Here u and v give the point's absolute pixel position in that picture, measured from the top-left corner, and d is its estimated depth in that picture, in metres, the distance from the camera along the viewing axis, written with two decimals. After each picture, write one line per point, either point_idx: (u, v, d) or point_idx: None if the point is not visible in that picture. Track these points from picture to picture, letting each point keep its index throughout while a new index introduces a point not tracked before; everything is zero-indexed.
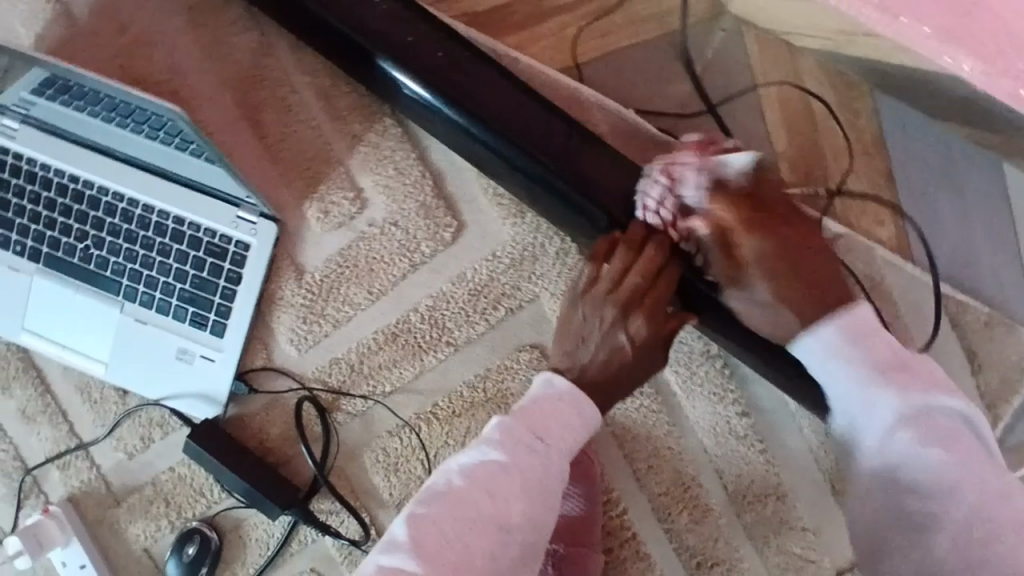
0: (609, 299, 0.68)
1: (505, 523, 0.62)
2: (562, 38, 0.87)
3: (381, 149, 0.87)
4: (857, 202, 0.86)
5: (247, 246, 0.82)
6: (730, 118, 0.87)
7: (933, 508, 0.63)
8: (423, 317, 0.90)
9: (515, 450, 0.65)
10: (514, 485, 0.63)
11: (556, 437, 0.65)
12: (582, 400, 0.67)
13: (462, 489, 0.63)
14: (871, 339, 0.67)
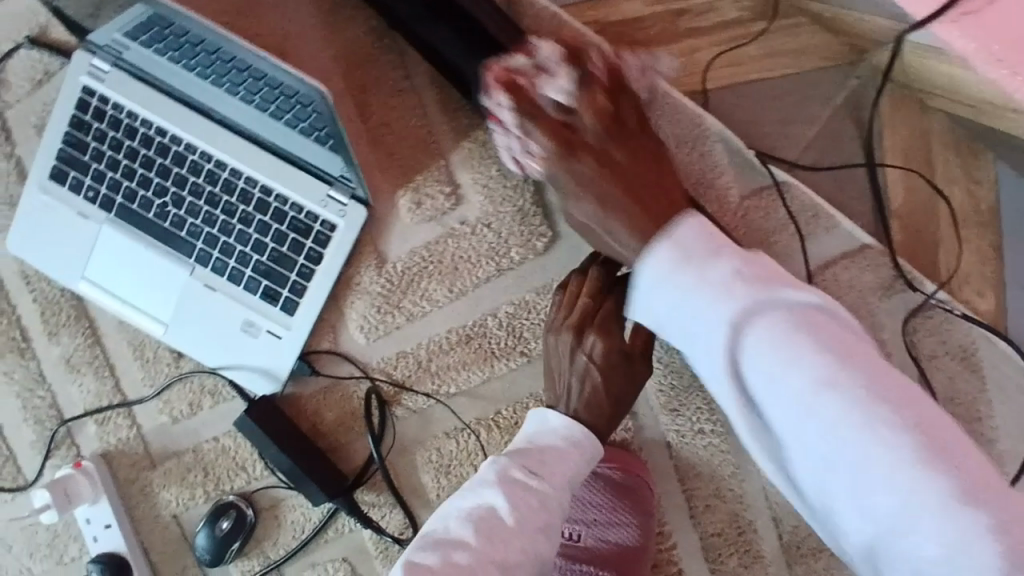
0: (565, 324, 0.79)
1: (507, 562, 0.66)
2: (693, 59, 0.81)
3: (487, 150, 0.85)
4: (958, 275, 0.81)
5: (333, 227, 0.86)
6: (847, 173, 0.81)
7: (884, 519, 0.50)
8: (501, 324, 0.87)
9: (514, 491, 0.69)
10: (515, 525, 0.67)
11: (552, 474, 0.71)
12: (576, 436, 0.75)
13: (463, 534, 0.67)
14: (700, 253, 0.57)
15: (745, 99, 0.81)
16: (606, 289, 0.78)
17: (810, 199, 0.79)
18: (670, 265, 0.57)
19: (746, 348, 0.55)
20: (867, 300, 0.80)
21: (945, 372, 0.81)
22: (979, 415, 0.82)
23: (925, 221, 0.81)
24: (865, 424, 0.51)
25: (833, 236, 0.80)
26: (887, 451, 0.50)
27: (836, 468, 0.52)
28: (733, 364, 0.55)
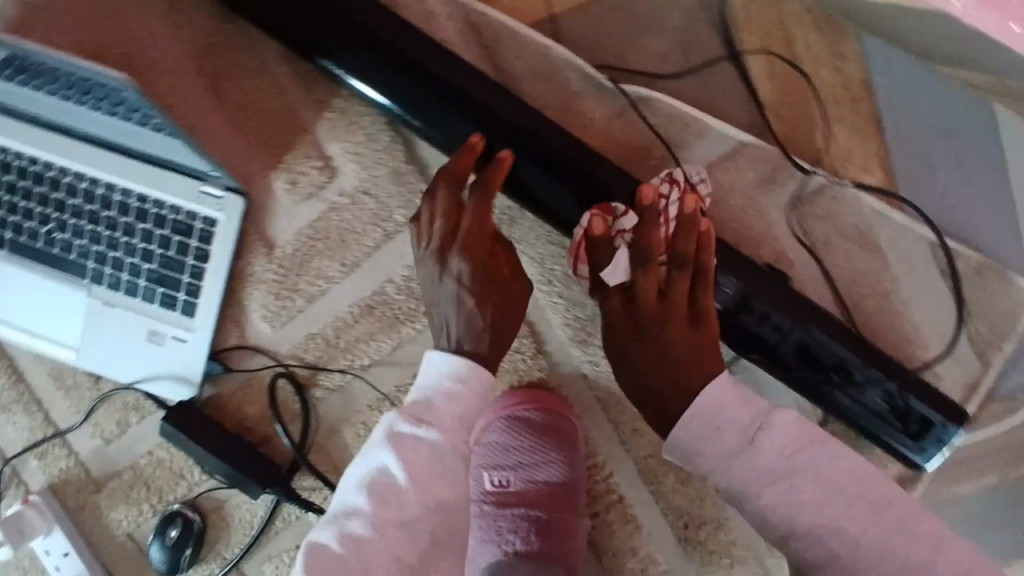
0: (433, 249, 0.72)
1: (408, 521, 0.64)
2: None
3: (349, 116, 0.83)
4: (842, 155, 0.79)
5: (214, 222, 0.85)
6: (710, 73, 0.79)
7: (807, 533, 0.61)
8: (400, 288, 0.86)
9: (405, 448, 0.66)
10: (414, 485, 0.65)
11: (444, 420, 0.67)
12: (467, 372, 0.68)
13: (358, 504, 0.65)
14: (738, 396, 0.64)
15: (592, 17, 0.79)
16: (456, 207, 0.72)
17: (674, 107, 0.78)
18: (711, 411, 0.64)
19: (777, 484, 0.61)
20: (753, 197, 0.79)
21: (844, 256, 0.80)
22: (886, 291, 0.81)
23: (798, 108, 0.79)
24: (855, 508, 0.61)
25: (706, 139, 0.78)
26: None
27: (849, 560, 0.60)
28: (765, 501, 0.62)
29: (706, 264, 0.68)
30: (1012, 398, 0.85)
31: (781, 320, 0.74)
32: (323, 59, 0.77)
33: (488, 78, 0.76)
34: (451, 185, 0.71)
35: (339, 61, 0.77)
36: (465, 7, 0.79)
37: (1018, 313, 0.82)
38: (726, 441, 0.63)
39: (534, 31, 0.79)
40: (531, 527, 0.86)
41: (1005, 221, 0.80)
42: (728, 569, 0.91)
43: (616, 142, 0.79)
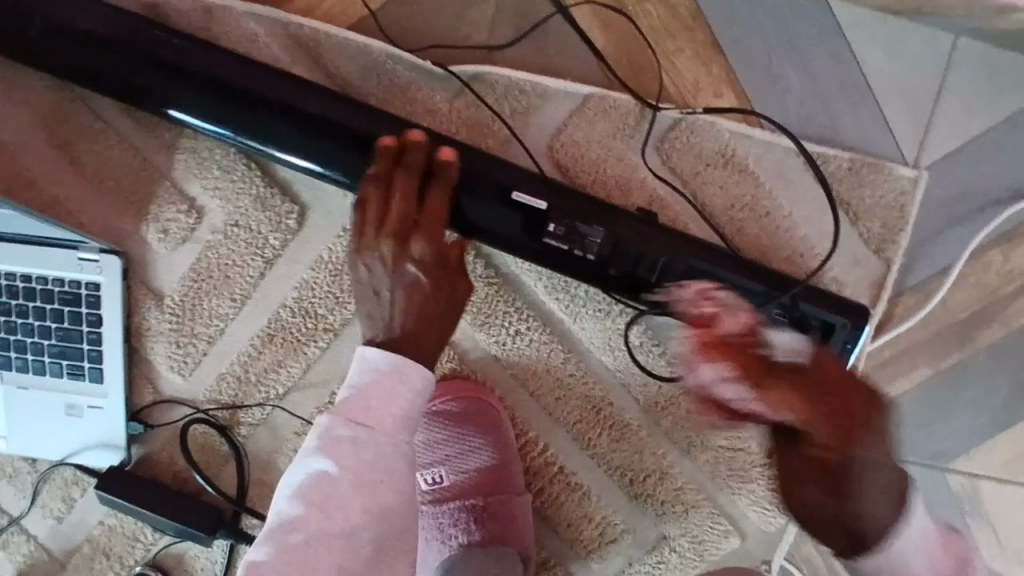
0: (381, 235, 0.67)
1: (350, 528, 0.59)
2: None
3: (200, 154, 0.84)
4: (687, 83, 0.80)
5: (97, 285, 0.84)
6: (542, 32, 0.80)
7: None
8: (293, 311, 0.86)
9: (342, 451, 0.60)
10: (353, 492, 0.59)
11: (382, 419, 0.61)
12: (403, 365, 0.63)
13: (297, 516, 0.59)
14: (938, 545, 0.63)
15: (411, 6, 0.80)
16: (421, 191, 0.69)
17: (509, 75, 0.79)
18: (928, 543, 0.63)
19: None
20: (612, 146, 0.80)
21: (716, 184, 0.81)
22: (767, 210, 0.81)
23: (634, 48, 0.80)
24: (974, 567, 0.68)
25: (549, 102, 0.80)
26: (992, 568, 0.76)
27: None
28: None
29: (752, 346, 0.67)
30: (921, 289, 0.84)
31: (654, 257, 0.74)
32: (168, 108, 0.77)
33: (323, 90, 0.77)
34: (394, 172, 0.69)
35: (182, 106, 0.77)
36: (283, 22, 0.80)
37: (905, 201, 0.81)
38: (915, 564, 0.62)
39: (353, 33, 0.80)
40: (470, 517, 0.89)
41: (871, 113, 0.80)
42: (684, 515, 0.90)
43: (464, 121, 0.80)
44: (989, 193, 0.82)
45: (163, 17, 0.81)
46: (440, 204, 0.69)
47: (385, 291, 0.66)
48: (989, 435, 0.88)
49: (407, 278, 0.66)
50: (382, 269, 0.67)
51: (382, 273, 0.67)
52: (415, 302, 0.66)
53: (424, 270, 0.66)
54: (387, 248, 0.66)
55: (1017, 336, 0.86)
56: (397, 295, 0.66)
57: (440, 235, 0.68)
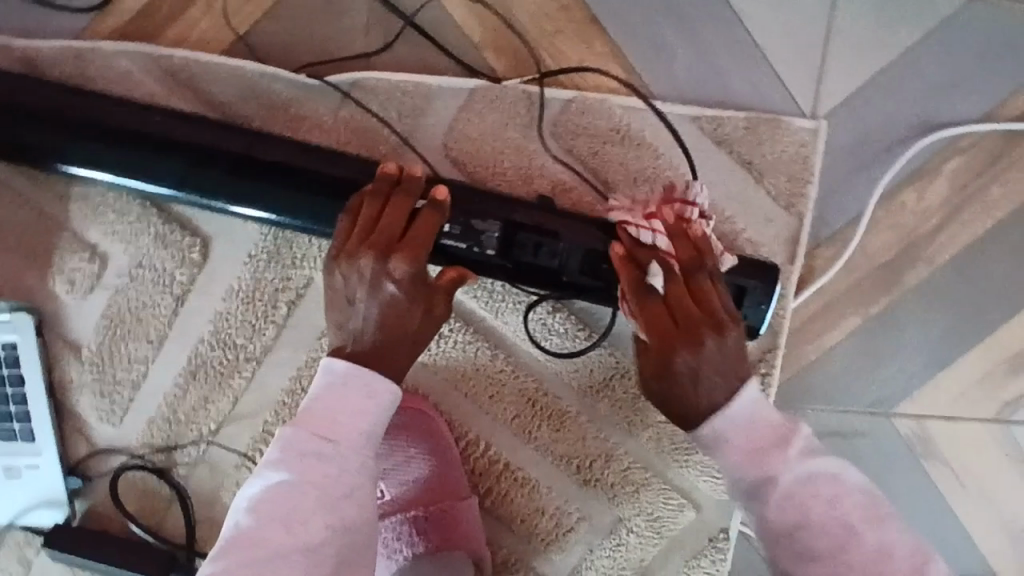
0: (364, 247, 0.65)
1: (311, 545, 0.56)
2: (217, 13, 0.80)
3: (94, 200, 0.83)
4: (570, 63, 0.80)
5: (14, 344, 0.83)
6: (419, 31, 0.80)
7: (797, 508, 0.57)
8: (212, 344, 0.84)
9: (306, 464, 0.58)
10: (313, 505, 0.57)
11: (349, 431, 0.60)
12: (371, 377, 0.62)
13: (255, 532, 0.56)
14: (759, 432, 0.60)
15: (284, 24, 0.80)
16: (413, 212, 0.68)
17: (390, 79, 0.79)
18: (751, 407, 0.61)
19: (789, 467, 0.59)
20: (504, 136, 0.80)
21: (616, 161, 0.80)
22: (671, 179, 0.80)
23: (511, 36, 0.80)
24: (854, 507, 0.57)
25: (435, 101, 0.79)
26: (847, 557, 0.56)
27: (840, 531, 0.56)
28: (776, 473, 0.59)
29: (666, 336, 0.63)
30: (838, 238, 0.83)
31: (552, 243, 0.73)
32: (59, 165, 0.76)
33: (200, 120, 0.76)
34: (387, 193, 0.68)
35: (61, 156, 0.75)
36: (155, 56, 0.79)
37: (807, 153, 0.80)
38: (742, 441, 0.60)
39: (226, 57, 0.80)
40: (412, 529, 0.86)
41: (759, 68, 0.80)
42: (636, 495, 0.89)
43: (353, 131, 0.80)
44: (891, 133, 0.81)
45: (36, 68, 0.80)
46: (433, 228, 0.67)
47: (360, 304, 0.65)
48: (931, 373, 0.86)
49: (384, 295, 0.65)
50: (360, 281, 0.65)
51: (358, 285, 0.65)
52: (383, 319, 0.65)
53: (399, 291, 0.65)
54: (364, 263, 0.65)
55: (944, 273, 0.84)
56: (369, 308, 0.65)
57: (423, 258, 0.66)
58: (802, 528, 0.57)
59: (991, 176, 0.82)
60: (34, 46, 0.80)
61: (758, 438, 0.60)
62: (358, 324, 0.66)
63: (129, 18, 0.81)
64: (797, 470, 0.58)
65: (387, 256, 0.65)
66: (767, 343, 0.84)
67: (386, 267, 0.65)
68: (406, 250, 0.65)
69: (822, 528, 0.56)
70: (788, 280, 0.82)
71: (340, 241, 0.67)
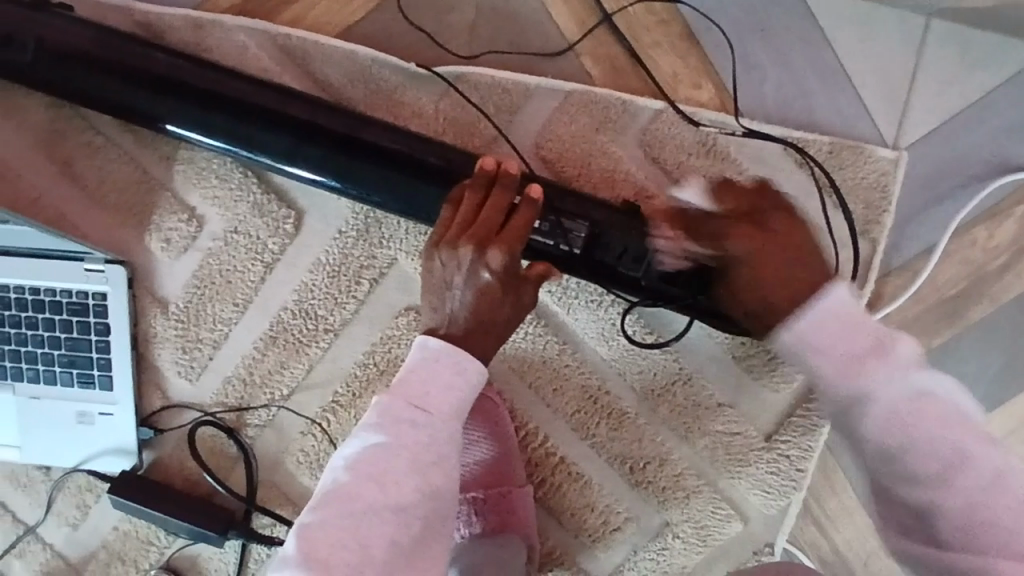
0: (464, 237, 0.66)
1: (402, 505, 0.60)
2: None
3: (198, 165, 0.87)
4: (666, 74, 0.83)
5: (104, 295, 0.86)
6: (523, 31, 0.83)
7: (916, 449, 0.56)
8: (294, 313, 0.88)
9: (400, 431, 0.61)
10: (405, 470, 0.61)
11: (439, 405, 0.62)
12: (461, 356, 0.64)
13: (351, 488, 0.60)
14: (853, 334, 0.59)
15: (395, 14, 0.84)
16: (512, 206, 0.69)
17: (493, 74, 0.83)
18: (844, 313, 0.60)
19: (896, 395, 0.57)
20: (595, 138, 0.83)
21: (699, 172, 0.83)
22: None
23: (611, 43, 0.83)
24: (971, 436, 0.56)
25: (532, 100, 0.83)
26: (968, 513, 0.55)
27: (961, 488, 0.55)
28: (895, 411, 0.57)
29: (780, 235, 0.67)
30: (908, 268, 0.85)
31: (640, 248, 0.76)
32: (165, 124, 0.80)
33: (308, 97, 0.80)
34: (487, 186, 0.70)
35: (178, 120, 0.79)
36: (272, 34, 0.84)
37: (887, 181, 0.82)
38: (831, 353, 0.59)
39: (341, 41, 0.84)
40: (470, 509, 0.90)
41: (847, 96, 0.83)
42: (685, 500, 0.91)
43: (451, 123, 0.84)
44: (968, 169, 0.84)
45: (157, 34, 0.84)
46: (527, 221, 0.68)
47: (456, 290, 0.66)
48: (988, 408, 0.88)
49: (480, 283, 0.66)
50: (458, 268, 0.66)
51: (456, 272, 0.66)
52: (477, 305, 0.66)
53: (495, 279, 0.66)
54: (463, 252, 0.66)
55: (1008, 310, 0.86)
56: (465, 296, 0.66)
57: (517, 250, 0.67)
58: (926, 464, 0.56)
59: None
60: (158, 13, 0.84)
61: (859, 345, 0.59)
62: (453, 306, 0.67)
63: None
64: (908, 386, 0.57)
65: (484, 246, 0.66)
66: None
67: (484, 256, 0.66)
68: (505, 241, 0.66)
69: (952, 467, 0.55)
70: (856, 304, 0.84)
71: (438, 230, 0.69)
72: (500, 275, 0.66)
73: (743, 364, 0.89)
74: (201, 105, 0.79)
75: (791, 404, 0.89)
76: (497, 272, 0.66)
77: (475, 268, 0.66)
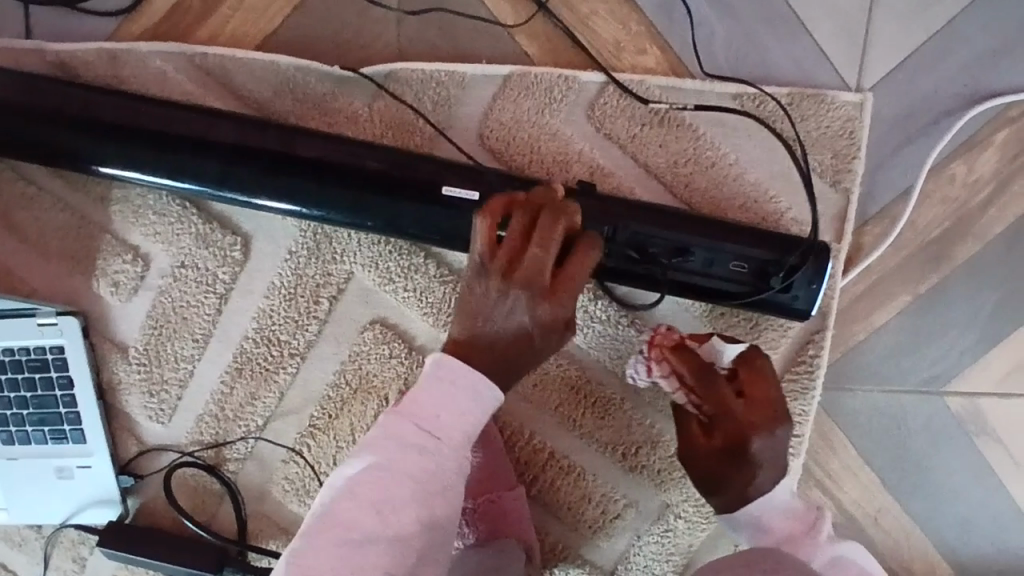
0: (515, 279, 0.61)
1: (402, 533, 0.56)
2: (248, 7, 0.80)
3: (134, 202, 0.83)
4: (607, 43, 0.79)
5: (61, 347, 0.83)
6: (452, 18, 0.79)
7: None
8: (256, 342, 0.85)
9: (407, 455, 0.58)
10: (407, 495, 0.57)
11: (451, 431, 0.59)
12: (480, 384, 0.60)
13: (350, 514, 0.56)
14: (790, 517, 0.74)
15: (315, 17, 0.79)
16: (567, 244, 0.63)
17: (425, 68, 0.78)
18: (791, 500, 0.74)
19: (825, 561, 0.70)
20: (542, 121, 0.79)
21: (655, 143, 0.79)
22: (712, 160, 0.79)
23: (545, 17, 0.78)
24: None
25: (470, 89, 0.79)
26: None
27: None
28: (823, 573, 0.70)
29: (769, 409, 0.73)
30: (886, 215, 0.81)
31: (598, 229, 0.72)
32: (92, 165, 0.76)
33: (236, 117, 0.76)
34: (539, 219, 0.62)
35: (104, 159, 0.75)
36: (189, 54, 0.80)
37: (853, 127, 0.78)
38: (776, 528, 0.73)
39: (261, 51, 0.80)
40: (464, 520, 0.86)
41: (802, 41, 0.78)
42: (683, 480, 0.89)
43: (389, 124, 0.79)
44: (938, 105, 0.79)
45: (71, 72, 0.80)
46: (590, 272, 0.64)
47: (495, 327, 0.62)
48: (983, 350, 0.84)
49: (524, 328, 0.62)
50: (502, 304, 0.62)
51: (501, 311, 0.62)
52: (508, 336, 0.62)
53: (540, 327, 0.62)
54: (514, 293, 0.61)
55: (995, 248, 0.82)
56: (502, 330, 0.63)
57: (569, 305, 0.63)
58: None
59: None
60: (67, 49, 0.80)
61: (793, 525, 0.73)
62: (484, 329, 0.63)
63: (158, 16, 0.81)
64: (830, 552, 0.71)
65: (539, 292, 0.62)
66: (814, 324, 0.83)
67: (537, 307, 0.62)
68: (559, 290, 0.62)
69: None
70: (835, 259, 0.80)
71: (485, 261, 0.62)
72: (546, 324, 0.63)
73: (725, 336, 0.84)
74: (124, 140, 0.75)
75: (779, 370, 0.85)
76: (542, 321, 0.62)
77: (522, 314, 0.62)
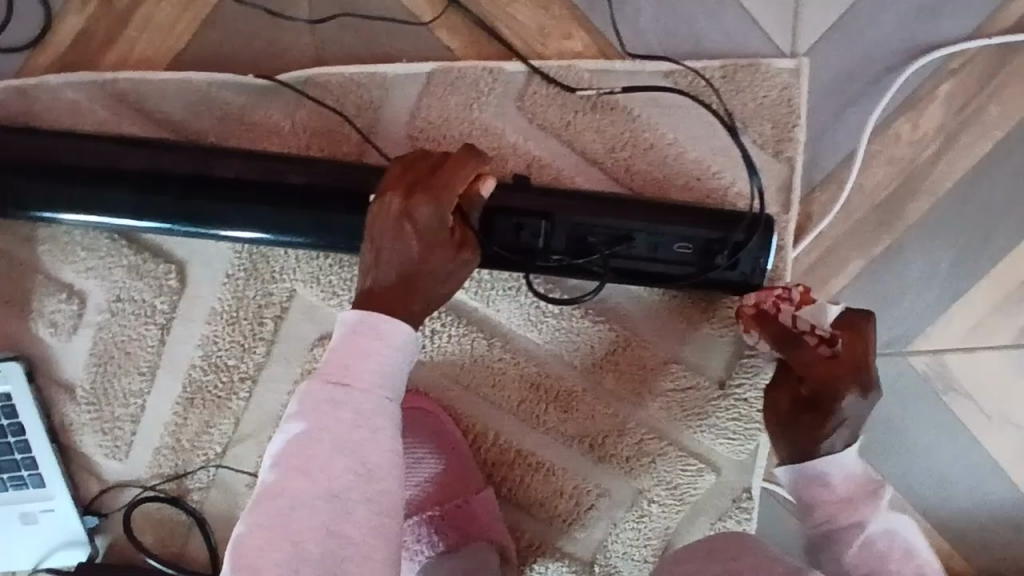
0: (392, 190, 0.60)
1: (335, 489, 0.50)
2: (155, 26, 0.76)
3: (61, 240, 0.81)
4: (531, 30, 0.76)
5: (9, 394, 0.82)
6: (367, 19, 0.76)
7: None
8: (205, 368, 0.83)
9: (322, 412, 0.52)
10: (329, 451, 0.51)
11: (362, 375, 0.53)
12: (380, 320, 0.54)
13: (276, 485, 0.51)
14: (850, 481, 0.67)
15: (225, 30, 0.76)
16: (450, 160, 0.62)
17: (345, 73, 0.76)
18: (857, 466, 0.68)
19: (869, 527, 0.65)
20: (472, 116, 0.76)
21: (590, 128, 0.77)
22: (649, 141, 0.77)
23: (463, 8, 0.75)
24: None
25: (392, 91, 0.76)
26: None
27: None
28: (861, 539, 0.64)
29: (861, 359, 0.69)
30: (833, 180, 0.79)
31: (535, 223, 0.69)
32: (9, 210, 0.73)
33: (152, 144, 0.73)
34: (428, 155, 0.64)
35: (20, 202, 0.72)
36: (100, 82, 0.76)
37: (791, 94, 0.76)
38: (838, 487, 0.67)
39: (173, 71, 0.76)
40: (433, 529, 0.85)
41: (730, 10, 0.75)
42: (653, 465, 0.87)
43: (313, 133, 0.77)
44: (876, 63, 0.77)
45: None
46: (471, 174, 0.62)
47: (378, 245, 0.59)
48: (944, 307, 0.83)
49: (400, 232, 0.59)
50: (382, 220, 0.60)
51: (381, 225, 0.60)
52: (389, 248, 0.59)
53: (416, 229, 0.59)
54: (388, 203, 0.60)
55: (947, 203, 0.80)
56: (388, 251, 0.59)
57: (450, 204, 0.60)
58: None
59: (987, 95, 0.78)
60: None
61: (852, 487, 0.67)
62: (379, 263, 0.59)
63: (63, 44, 0.77)
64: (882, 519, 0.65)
65: (409, 193, 0.60)
66: None
67: (410, 211, 0.59)
68: (432, 190, 0.60)
69: None
70: (783, 230, 0.78)
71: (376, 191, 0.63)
72: (423, 227, 0.59)
73: (681, 319, 0.85)
74: (38, 177, 0.72)
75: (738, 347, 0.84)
76: (421, 226, 0.59)
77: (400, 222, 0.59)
